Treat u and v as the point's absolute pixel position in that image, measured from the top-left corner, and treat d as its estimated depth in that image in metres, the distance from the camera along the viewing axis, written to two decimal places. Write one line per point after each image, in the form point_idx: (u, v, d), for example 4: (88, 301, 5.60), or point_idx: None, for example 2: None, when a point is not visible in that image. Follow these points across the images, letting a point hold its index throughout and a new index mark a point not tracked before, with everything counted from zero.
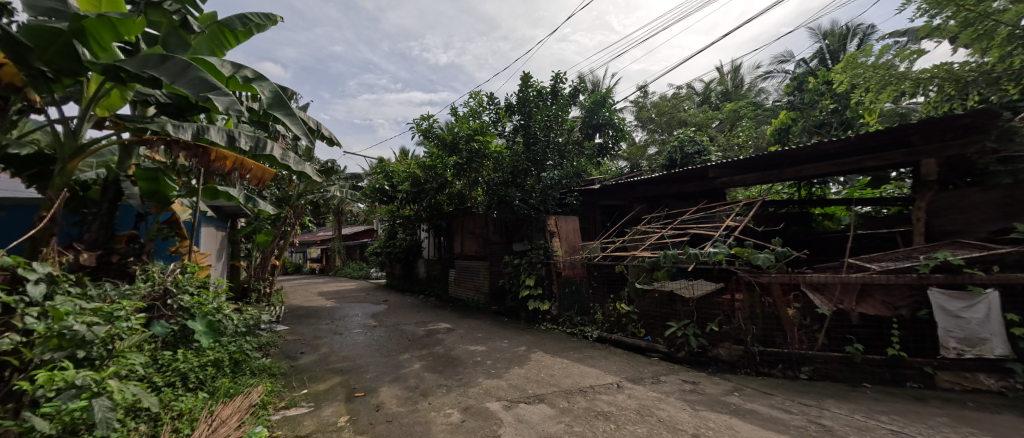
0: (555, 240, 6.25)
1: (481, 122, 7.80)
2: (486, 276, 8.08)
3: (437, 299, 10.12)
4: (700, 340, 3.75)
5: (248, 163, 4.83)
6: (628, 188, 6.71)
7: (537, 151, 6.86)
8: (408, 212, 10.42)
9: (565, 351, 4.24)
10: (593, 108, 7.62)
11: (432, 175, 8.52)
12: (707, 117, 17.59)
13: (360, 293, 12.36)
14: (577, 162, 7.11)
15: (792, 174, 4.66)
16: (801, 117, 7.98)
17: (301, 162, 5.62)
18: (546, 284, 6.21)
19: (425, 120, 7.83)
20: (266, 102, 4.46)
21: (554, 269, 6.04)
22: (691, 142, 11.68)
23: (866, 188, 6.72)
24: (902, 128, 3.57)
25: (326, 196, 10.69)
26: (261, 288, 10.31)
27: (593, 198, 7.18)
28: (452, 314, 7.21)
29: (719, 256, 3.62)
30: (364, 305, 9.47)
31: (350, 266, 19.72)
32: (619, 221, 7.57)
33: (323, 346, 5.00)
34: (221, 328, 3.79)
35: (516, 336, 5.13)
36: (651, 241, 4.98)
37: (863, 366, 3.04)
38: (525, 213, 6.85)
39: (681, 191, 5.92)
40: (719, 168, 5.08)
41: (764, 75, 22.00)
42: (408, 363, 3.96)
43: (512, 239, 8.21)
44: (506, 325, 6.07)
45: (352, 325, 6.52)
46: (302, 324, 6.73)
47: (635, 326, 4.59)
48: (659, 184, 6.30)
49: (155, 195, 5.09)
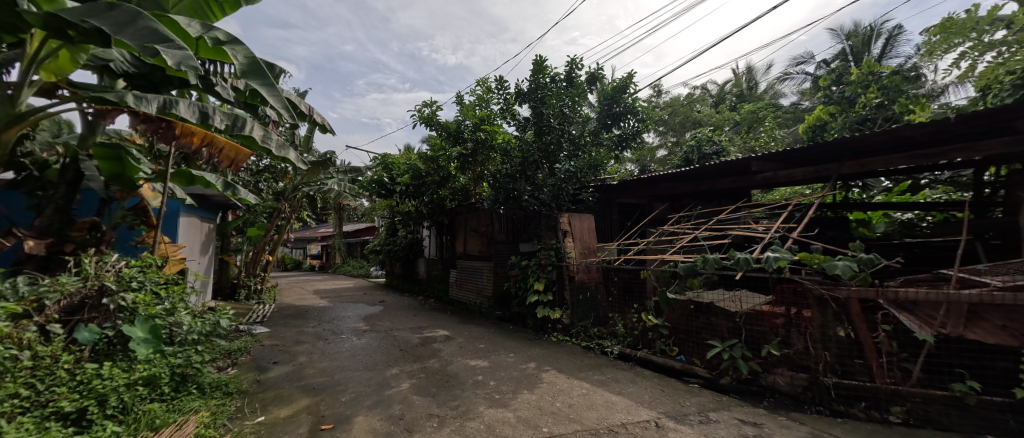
0: (568, 240, 5.58)
1: (489, 111, 7.19)
2: (490, 278, 7.43)
3: (436, 301, 9.49)
4: (753, 365, 3.06)
5: (220, 141, 4.31)
6: (650, 184, 6.00)
7: (550, 143, 6.20)
8: (408, 208, 9.81)
9: (583, 371, 3.57)
10: (613, 96, 6.76)
11: (434, 167, 7.91)
12: (723, 118, 16.83)
13: (357, 293, 11.76)
14: (593, 155, 6.40)
15: (854, 168, 3.96)
16: (840, 112, 7.25)
17: (285, 147, 5.06)
18: (557, 289, 5.54)
19: (428, 106, 7.19)
20: (240, 69, 3.94)
21: (566, 272, 5.37)
22: (711, 141, 10.96)
23: (903, 197, 5.81)
24: (1012, 108, 2.85)
25: (322, 189, 10.14)
26: (250, 285, 9.76)
27: (609, 195, 6.48)
28: (452, 320, 6.56)
29: (781, 263, 2.89)
30: (357, 306, 8.82)
31: (350, 264, 19.19)
32: (638, 222, 6.85)
33: (303, 353, 4.36)
34: (171, 335, 3.17)
35: (524, 349, 4.46)
36: (683, 242, 4.28)
37: (980, 411, 2.32)
38: (535, 210, 6.21)
39: (712, 188, 5.19)
40: (763, 161, 4.37)
41: (782, 76, 21.16)
42: (396, 381, 3.31)
43: (519, 238, 7.55)
44: (511, 334, 5.41)
45: (341, 329, 5.88)
46: (286, 326, 6.11)
47: (664, 342, 3.89)
48: (685, 179, 5.58)
49: (120, 178, 4.53)
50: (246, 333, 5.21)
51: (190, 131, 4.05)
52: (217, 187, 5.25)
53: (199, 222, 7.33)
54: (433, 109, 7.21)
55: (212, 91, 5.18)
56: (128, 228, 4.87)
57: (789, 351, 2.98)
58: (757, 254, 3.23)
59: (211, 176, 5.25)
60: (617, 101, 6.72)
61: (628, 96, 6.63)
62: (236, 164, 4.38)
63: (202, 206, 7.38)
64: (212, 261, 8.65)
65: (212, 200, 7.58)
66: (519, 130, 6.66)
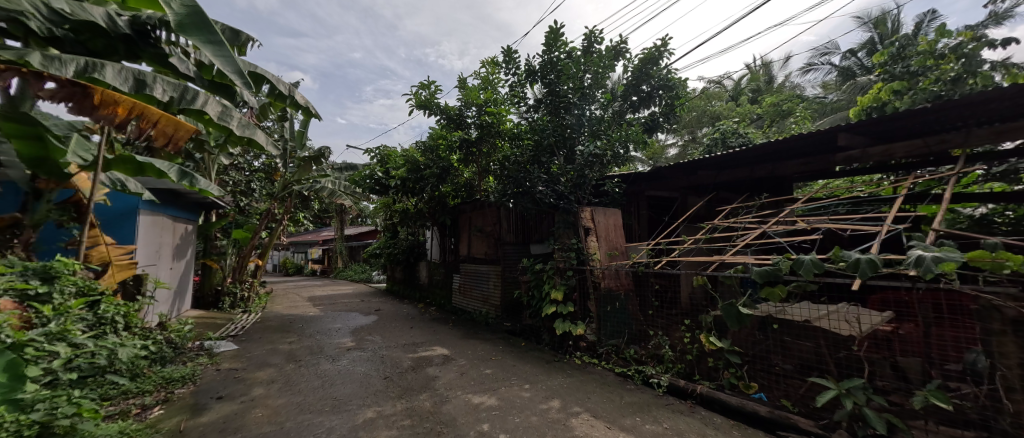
0: (591, 239, 4.70)
1: (495, 94, 6.30)
2: (496, 285, 6.47)
3: (438, 310, 8.54)
4: (891, 419, 2.04)
5: (153, 112, 3.49)
6: (687, 172, 5.01)
7: (570, 125, 5.26)
8: (405, 206, 8.92)
9: (627, 417, 2.58)
10: (642, 69, 5.41)
11: (433, 159, 7.03)
12: (744, 111, 15.73)
13: (353, 300, 10.85)
14: (624, 137, 5.35)
15: (987, 138, 2.96)
16: (905, 90, 6.14)
17: (251, 127, 4.19)
18: (579, 299, 4.57)
19: (424, 89, 6.27)
20: (176, 21, 3.17)
21: (589, 278, 4.44)
22: (737, 132, 9.88)
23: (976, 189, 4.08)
24: None
25: (314, 187, 9.34)
26: (236, 292, 8.81)
27: (638, 187, 5.48)
28: (454, 334, 5.61)
29: (950, 267, 1.83)
30: (350, 315, 7.92)
31: (351, 269, 18.40)
32: (672, 218, 5.86)
33: (262, 383, 3.44)
34: (53, 371, 2.26)
35: (541, 377, 3.49)
36: (749, 240, 3.27)
37: None
38: (550, 205, 5.28)
39: (774, 174, 4.19)
40: (851, 133, 3.37)
41: (804, 68, 19.91)
42: (367, 434, 2.36)
43: (531, 239, 6.69)
44: (524, 353, 4.44)
45: (324, 345, 4.97)
46: (260, 342, 5.22)
47: (735, 374, 2.87)
48: (734, 164, 4.59)
49: (43, 165, 3.65)
50: (203, 354, 4.32)
51: (115, 100, 3.29)
52: (169, 176, 4.38)
53: (169, 222, 6.51)
54: (434, 91, 6.29)
55: (168, 63, 4.36)
56: (56, 225, 4.03)
57: (956, 401, 1.95)
58: (882, 254, 2.25)
59: (163, 163, 4.38)
60: (647, 77, 5.39)
61: (662, 68, 5.30)
62: (176, 142, 3.68)
63: (173, 203, 6.54)
64: (190, 266, 7.83)
65: (188, 198, 6.79)
66: (531, 114, 5.74)
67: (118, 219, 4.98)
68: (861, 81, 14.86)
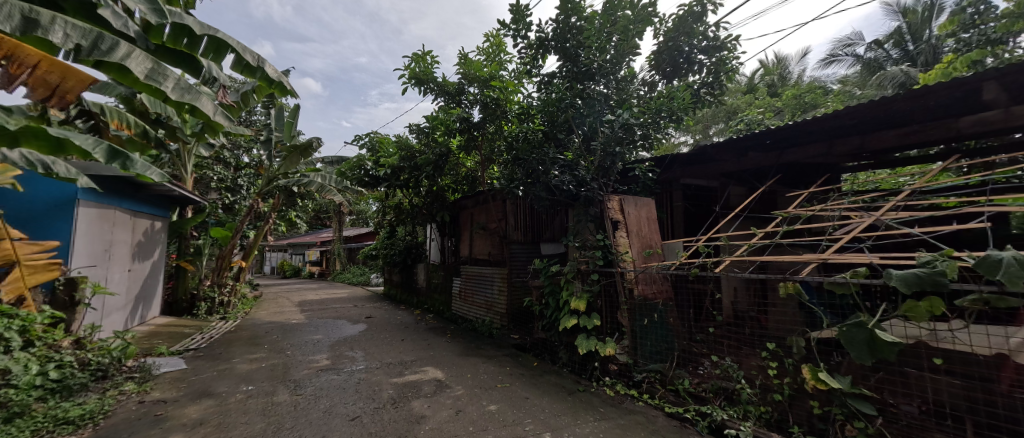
0: (621, 235, 3.79)
1: (499, 68, 5.47)
2: (502, 291, 5.52)
3: (436, 317, 7.63)
4: None
5: (32, 53, 2.66)
6: (736, 154, 4.10)
7: (594, 98, 4.37)
8: (401, 201, 8.09)
9: None
10: (680, 29, 4.38)
11: (430, 144, 6.17)
12: (764, 104, 14.74)
13: (346, 305, 10.00)
14: (663, 111, 4.32)
15: None
16: (986, 60, 5.16)
17: (193, 91, 3.36)
18: (606, 308, 3.64)
19: (418, 61, 5.40)
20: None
21: (621, 282, 3.53)
22: (767, 122, 8.89)
23: None
24: None
25: (302, 181, 8.58)
26: (215, 297, 7.95)
27: (671, 174, 4.62)
28: (451, 349, 4.68)
29: None
30: (337, 324, 7.03)
31: (350, 272, 17.57)
32: (712, 212, 4.94)
33: (186, 426, 2.54)
34: None
35: (564, 421, 2.55)
36: (860, 231, 2.33)
37: None
38: (568, 193, 4.39)
39: (862, 148, 3.28)
40: (995, 85, 2.41)
41: (825, 61, 18.86)
42: None
43: (541, 238, 5.98)
44: (537, 378, 3.52)
45: (294, 363, 4.07)
46: (218, 359, 4.33)
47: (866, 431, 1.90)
48: (802, 139, 3.69)
49: None
50: (133, 379, 3.42)
51: None
52: (94, 157, 3.48)
53: (128, 218, 5.72)
54: (430, 64, 5.40)
55: (97, 17, 3.54)
56: None
57: None
58: None
59: (87, 140, 3.47)
60: (690, 43, 4.37)
61: (707, 26, 4.25)
62: (63, 96, 2.82)
63: (134, 197, 5.80)
64: (158, 267, 7.00)
65: (152, 190, 6.03)
66: (543, 88, 4.83)
67: (52, 212, 4.25)
68: (893, 71, 13.76)
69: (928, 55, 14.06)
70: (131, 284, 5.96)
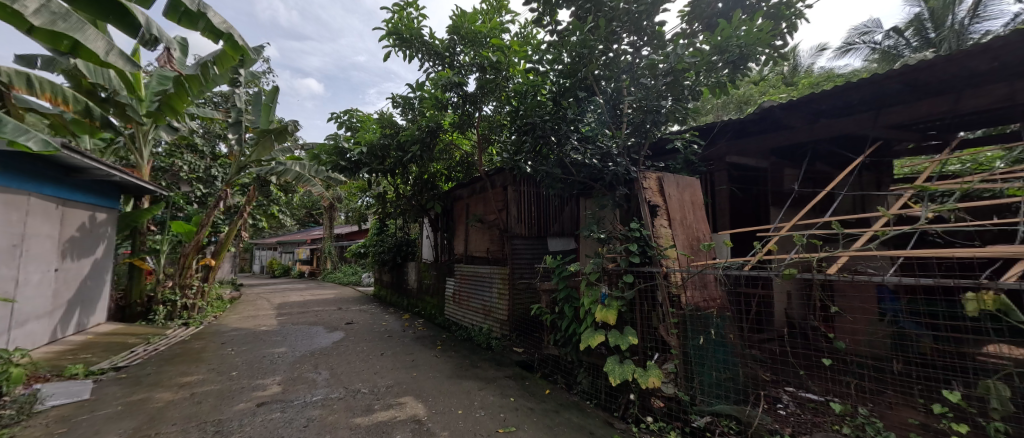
0: (662, 224, 2.86)
1: (498, 24, 4.49)
2: (503, 295, 4.59)
3: (427, 323, 6.72)
4: None
5: None
6: (808, 118, 3.13)
7: (619, 51, 3.43)
8: (388, 191, 7.14)
9: None
10: None
11: (417, 121, 5.23)
12: (779, 92, 13.72)
13: (330, 308, 9.06)
14: (722, 59, 3.15)
15: None
16: None
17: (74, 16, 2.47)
18: (643, 322, 2.70)
19: (400, 14, 4.43)
20: None
21: (663, 286, 2.59)
22: None
23: None
24: None
25: (277, 169, 7.64)
26: (176, 299, 6.98)
27: (716, 149, 3.69)
28: (440, 369, 3.75)
29: None
30: (312, 331, 6.10)
31: (340, 271, 16.62)
32: (761, 197, 4.03)
33: None
34: None
35: None
36: None
37: None
38: (587, 171, 3.44)
39: (1011, 100, 2.31)
40: None
41: (840, 50, 17.77)
42: None
43: (548, 231, 5.10)
44: (551, 419, 2.58)
45: (232, 392, 3.12)
46: (140, 384, 3.38)
47: None
48: (908, 96, 2.74)
49: None
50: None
51: None
52: None
53: (52, 207, 4.75)
54: (415, 18, 4.44)
55: None
56: None
57: None
58: None
59: None
60: None
61: None
62: None
63: (59, 183, 4.87)
64: (102, 267, 6.03)
65: (84, 176, 5.05)
66: (553, 41, 3.86)
67: None
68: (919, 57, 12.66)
69: (953, 42, 12.85)
70: (61, 287, 5.00)
